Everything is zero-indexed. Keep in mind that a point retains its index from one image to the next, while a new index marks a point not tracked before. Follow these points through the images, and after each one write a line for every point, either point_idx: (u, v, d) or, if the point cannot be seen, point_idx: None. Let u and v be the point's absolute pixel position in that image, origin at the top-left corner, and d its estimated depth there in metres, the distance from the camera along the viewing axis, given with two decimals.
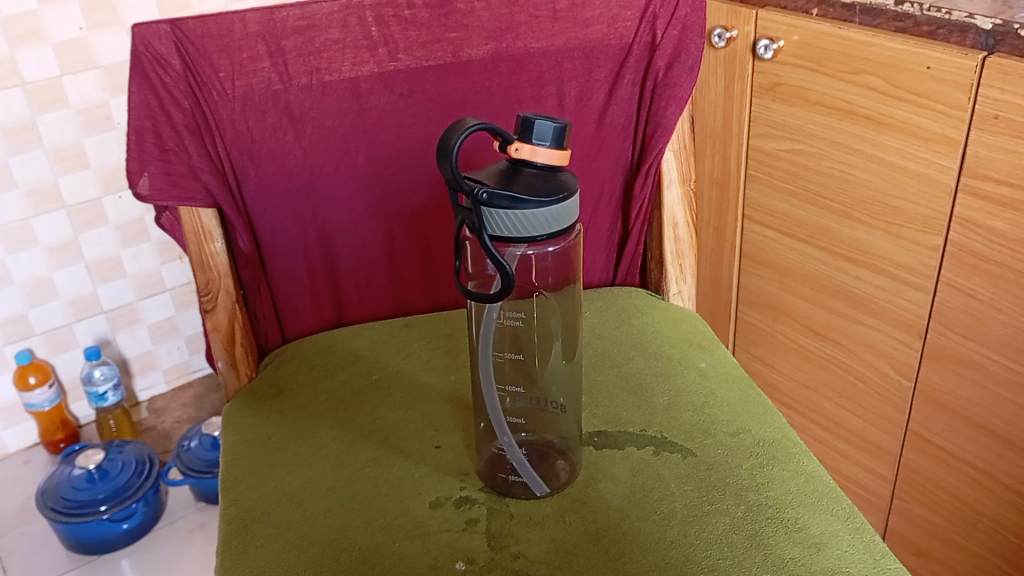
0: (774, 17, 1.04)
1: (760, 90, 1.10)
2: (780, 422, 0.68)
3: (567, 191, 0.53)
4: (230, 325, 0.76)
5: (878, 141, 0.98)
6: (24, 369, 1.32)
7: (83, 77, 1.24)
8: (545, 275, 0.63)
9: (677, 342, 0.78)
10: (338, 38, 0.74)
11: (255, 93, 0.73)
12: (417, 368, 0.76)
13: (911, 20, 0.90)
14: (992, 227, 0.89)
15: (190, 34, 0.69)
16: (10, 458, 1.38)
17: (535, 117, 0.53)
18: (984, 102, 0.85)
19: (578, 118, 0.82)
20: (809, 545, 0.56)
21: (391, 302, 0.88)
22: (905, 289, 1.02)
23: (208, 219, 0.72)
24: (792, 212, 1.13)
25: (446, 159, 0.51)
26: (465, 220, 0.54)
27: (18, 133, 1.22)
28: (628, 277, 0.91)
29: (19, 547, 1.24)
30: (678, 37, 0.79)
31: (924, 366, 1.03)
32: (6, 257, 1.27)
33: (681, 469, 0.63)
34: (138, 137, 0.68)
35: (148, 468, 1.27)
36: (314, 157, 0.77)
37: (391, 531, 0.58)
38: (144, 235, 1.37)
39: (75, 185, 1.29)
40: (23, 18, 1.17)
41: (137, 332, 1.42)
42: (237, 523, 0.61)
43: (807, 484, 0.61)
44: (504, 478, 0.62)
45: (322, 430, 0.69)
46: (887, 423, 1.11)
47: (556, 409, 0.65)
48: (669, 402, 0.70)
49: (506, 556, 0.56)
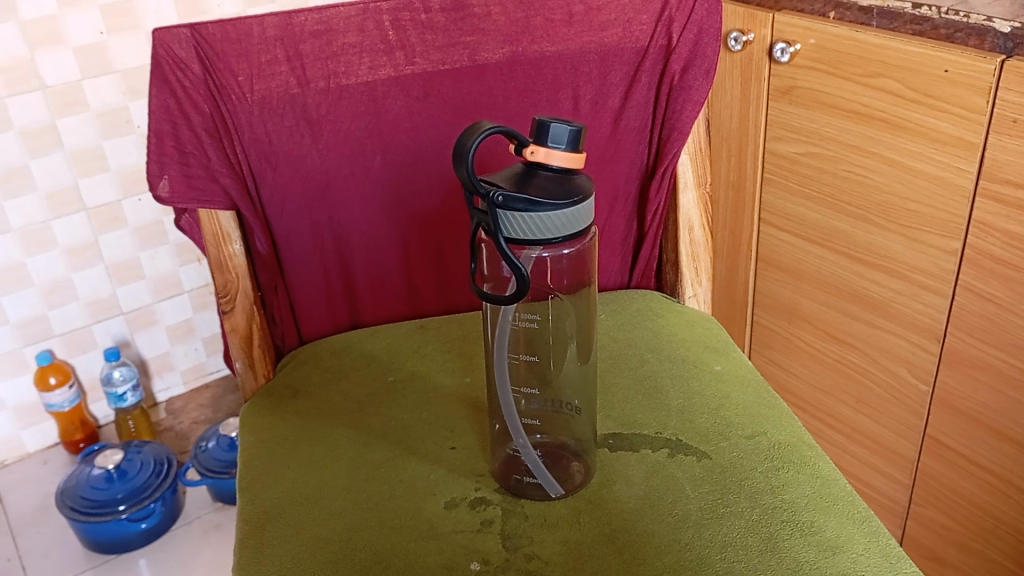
0: (790, 21, 1.04)
1: (776, 94, 1.10)
2: (796, 425, 0.68)
3: (581, 194, 0.53)
4: (248, 326, 0.76)
5: (893, 144, 0.98)
6: (45, 370, 1.34)
7: (101, 81, 1.25)
8: (560, 277, 0.63)
9: (692, 345, 0.78)
10: (355, 43, 0.75)
11: (273, 97, 0.73)
12: (432, 370, 0.77)
13: (928, 23, 0.90)
14: (1009, 231, 0.89)
15: (209, 38, 0.70)
16: (29, 458, 1.40)
17: (550, 120, 0.53)
18: (1001, 105, 0.85)
19: (593, 121, 0.83)
20: (825, 548, 0.56)
21: (406, 304, 0.88)
22: (921, 293, 1.02)
23: (226, 222, 0.72)
24: (807, 215, 1.13)
25: (462, 162, 0.52)
26: (480, 222, 0.54)
27: (38, 137, 1.23)
28: (643, 280, 0.91)
29: (36, 545, 1.26)
30: (693, 40, 0.79)
31: (941, 370, 1.02)
32: (26, 259, 1.28)
33: (696, 470, 0.63)
34: (158, 140, 0.69)
35: (166, 468, 1.29)
36: (331, 160, 0.77)
37: (405, 532, 0.59)
38: (162, 237, 1.38)
39: (94, 188, 1.30)
40: (43, 23, 1.19)
41: (155, 333, 1.43)
42: (253, 522, 0.61)
43: (823, 488, 0.61)
44: (519, 480, 0.62)
45: (338, 432, 0.70)
46: (903, 427, 1.10)
47: (570, 410, 0.65)
48: (684, 405, 0.70)
49: (519, 557, 0.56)
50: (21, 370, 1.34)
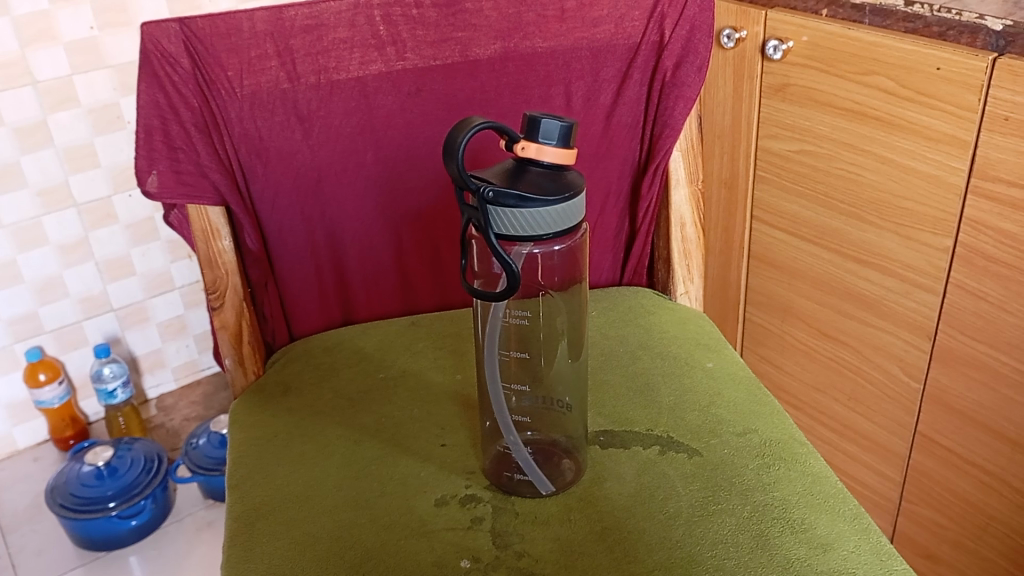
0: (783, 18, 1.04)
1: (769, 91, 1.10)
2: (787, 422, 0.68)
3: (573, 190, 0.53)
4: (237, 323, 0.76)
5: (886, 141, 0.98)
6: (35, 366, 1.33)
7: (94, 76, 1.24)
8: (551, 274, 0.63)
9: (684, 342, 0.78)
10: (345, 38, 0.74)
11: (263, 92, 0.73)
12: (424, 367, 0.76)
13: (921, 21, 0.90)
14: (1001, 228, 0.89)
15: (198, 33, 0.69)
16: (19, 455, 1.39)
17: (542, 115, 0.53)
18: (994, 103, 0.85)
19: (585, 118, 0.83)
20: (816, 545, 0.56)
21: (397, 302, 0.88)
22: (914, 291, 1.02)
23: (216, 217, 0.72)
24: (801, 213, 1.13)
25: (453, 158, 0.51)
26: (472, 218, 0.54)
27: (29, 133, 1.22)
28: (635, 277, 0.91)
29: (27, 544, 1.25)
30: (686, 37, 0.79)
31: (933, 368, 1.03)
32: (17, 255, 1.28)
33: (687, 469, 0.63)
34: (147, 135, 0.68)
35: (157, 465, 1.28)
36: (322, 156, 0.77)
37: (396, 529, 0.59)
38: (154, 234, 1.37)
39: (85, 184, 1.29)
40: (37, 19, 1.18)
41: (146, 330, 1.43)
42: (243, 520, 0.61)
43: (814, 485, 0.61)
44: (510, 477, 0.62)
45: (329, 429, 0.69)
46: (895, 424, 1.11)
47: (561, 408, 0.65)
48: (675, 402, 0.70)
49: (511, 555, 0.56)
50: (11, 367, 1.33)
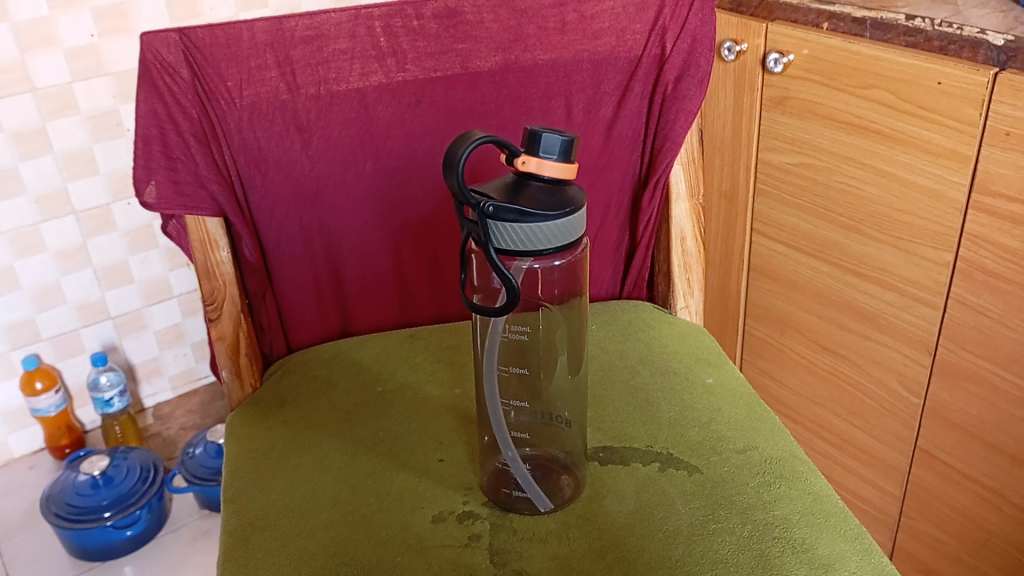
0: (783, 31, 1.04)
1: (770, 104, 1.10)
2: (788, 440, 0.68)
3: (573, 205, 0.53)
4: (235, 334, 0.75)
5: (887, 155, 0.98)
6: (31, 374, 1.33)
7: (93, 84, 1.24)
8: (551, 287, 0.62)
9: (686, 357, 0.77)
10: (346, 48, 0.74)
11: (263, 102, 0.73)
12: (421, 381, 0.76)
13: (922, 35, 0.90)
14: (1002, 243, 0.89)
15: (198, 43, 0.69)
16: (15, 463, 1.38)
17: (542, 130, 0.53)
18: (995, 118, 0.85)
19: (586, 130, 0.82)
20: (817, 566, 0.56)
21: (396, 313, 0.87)
22: (915, 306, 1.01)
23: (214, 228, 0.72)
24: (801, 226, 1.13)
25: (453, 171, 0.51)
26: (471, 232, 0.54)
27: (29, 139, 1.22)
28: (635, 290, 0.90)
29: (22, 552, 1.24)
30: (688, 50, 0.79)
31: (933, 382, 1.02)
32: (15, 261, 1.27)
33: (687, 486, 0.62)
34: (145, 145, 0.68)
35: (152, 474, 1.27)
36: (321, 166, 0.77)
37: (392, 546, 0.58)
38: (152, 242, 1.37)
39: (84, 191, 1.29)
40: (36, 25, 1.18)
41: (144, 338, 1.42)
42: (237, 535, 0.60)
43: (815, 504, 0.61)
44: (508, 494, 0.61)
45: (326, 442, 0.69)
46: (895, 438, 1.10)
47: (561, 423, 0.64)
48: (675, 418, 0.69)
49: (508, 573, 0.56)
50: (8, 374, 1.32)
